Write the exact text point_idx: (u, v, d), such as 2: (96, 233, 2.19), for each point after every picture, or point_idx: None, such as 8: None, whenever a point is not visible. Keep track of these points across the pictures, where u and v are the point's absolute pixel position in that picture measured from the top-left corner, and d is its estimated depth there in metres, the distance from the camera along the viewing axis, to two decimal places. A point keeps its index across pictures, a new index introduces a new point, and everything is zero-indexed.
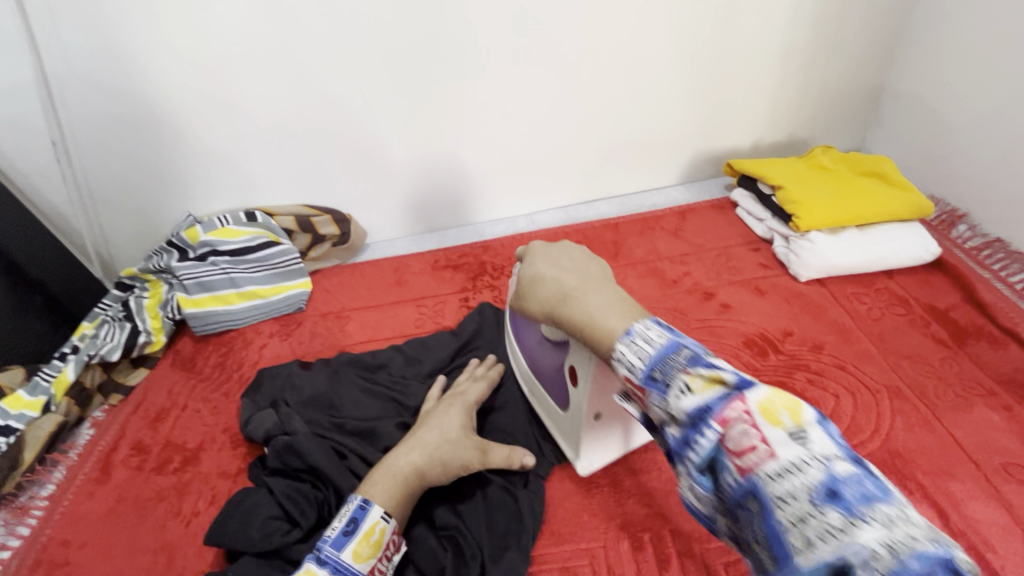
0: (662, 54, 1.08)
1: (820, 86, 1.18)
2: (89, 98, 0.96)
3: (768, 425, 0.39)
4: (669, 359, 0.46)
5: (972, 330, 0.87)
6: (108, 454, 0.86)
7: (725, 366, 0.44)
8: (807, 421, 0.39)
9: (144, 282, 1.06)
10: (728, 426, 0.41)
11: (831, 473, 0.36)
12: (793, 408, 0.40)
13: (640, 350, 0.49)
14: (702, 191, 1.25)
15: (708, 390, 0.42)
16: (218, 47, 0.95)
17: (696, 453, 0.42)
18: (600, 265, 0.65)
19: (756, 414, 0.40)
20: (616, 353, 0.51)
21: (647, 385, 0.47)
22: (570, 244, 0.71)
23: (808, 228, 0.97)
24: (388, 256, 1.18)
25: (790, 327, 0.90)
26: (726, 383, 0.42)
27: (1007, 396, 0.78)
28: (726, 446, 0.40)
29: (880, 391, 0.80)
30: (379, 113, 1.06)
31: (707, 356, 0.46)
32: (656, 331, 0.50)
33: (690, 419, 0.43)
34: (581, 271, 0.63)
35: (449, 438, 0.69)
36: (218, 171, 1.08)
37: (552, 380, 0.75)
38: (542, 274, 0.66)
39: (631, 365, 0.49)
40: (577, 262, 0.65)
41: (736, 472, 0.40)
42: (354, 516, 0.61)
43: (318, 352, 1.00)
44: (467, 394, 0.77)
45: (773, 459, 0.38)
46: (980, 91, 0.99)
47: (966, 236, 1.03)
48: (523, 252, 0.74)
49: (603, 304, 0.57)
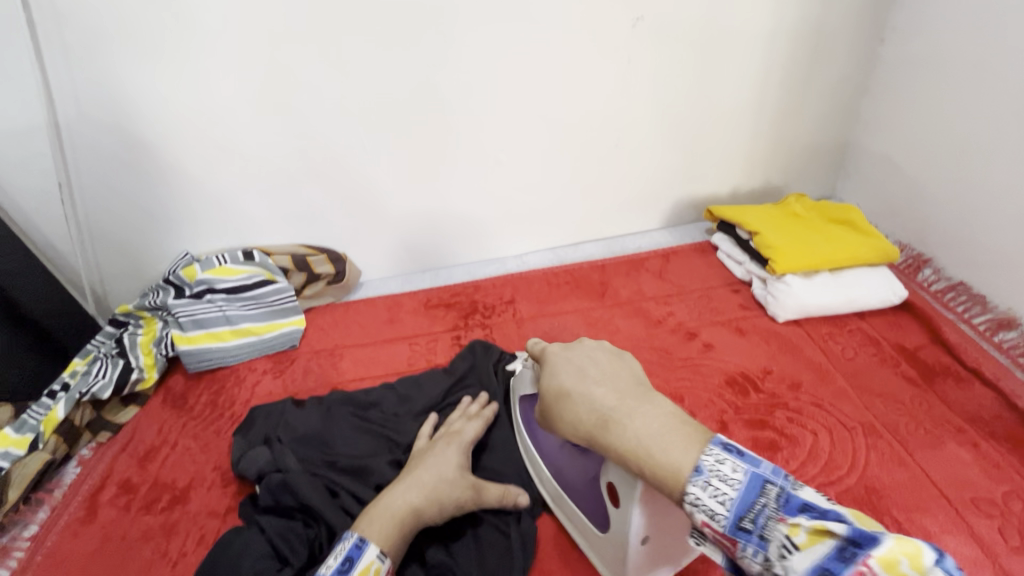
0: (644, 106, 1.15)
1: (794, 137, 1.25)
2: (97, 143, 1.00)
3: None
4: (759, 504, 0.48)
5: (940, 368, 0.91)
6: (95, 493, 0.87)
7: (829, 512, 0.45)
8: (927, 568, 0.41)
9: (138, 319, 1.08)
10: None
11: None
12: (914, 555, 0.42)
13: (721, 495, 0.49)
14: (685, 234, 1.31)
15: (816, 545, 0.43)
16: (224, 97, 1.00)
17: None
18: (631, 370, 0.66)
19: (881, 574, 0.41)
20: (691, 499, 0.50)
21: (739, 537, 0.48)
22: (585, 344, 0.73)
23: (784, 271, 1.01)
24: (381, 295, 1.22)
25: (770, 365, 0.93)
26: (837, 534, 0.43)
27: (975, 432, 0.81)
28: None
29: (856, 429, 0.83)
30: (376, 159, 1.11)
31: (795, 491, 0.48)
32: (727, 464, 0.50)
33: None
34: (613, 387, 0.64)
35: (445, 477, 0.71)
36: (219, 212, 1.12)
37: (585, 497, 0.71)
38: (569, 390, 0.66)
39: (710, 511, 0.49)
40: (606, 370, 0.67)
41: None
42: (349, 555, 0.61)
43: (311, 389, 1.02)
44: (463, 433, 0.79)
45: None
46: (938, 143, 1.06)
47: (932, 279, 1.09)
48: (541, 354, 0.75)
49: (657, 433, 0.56)
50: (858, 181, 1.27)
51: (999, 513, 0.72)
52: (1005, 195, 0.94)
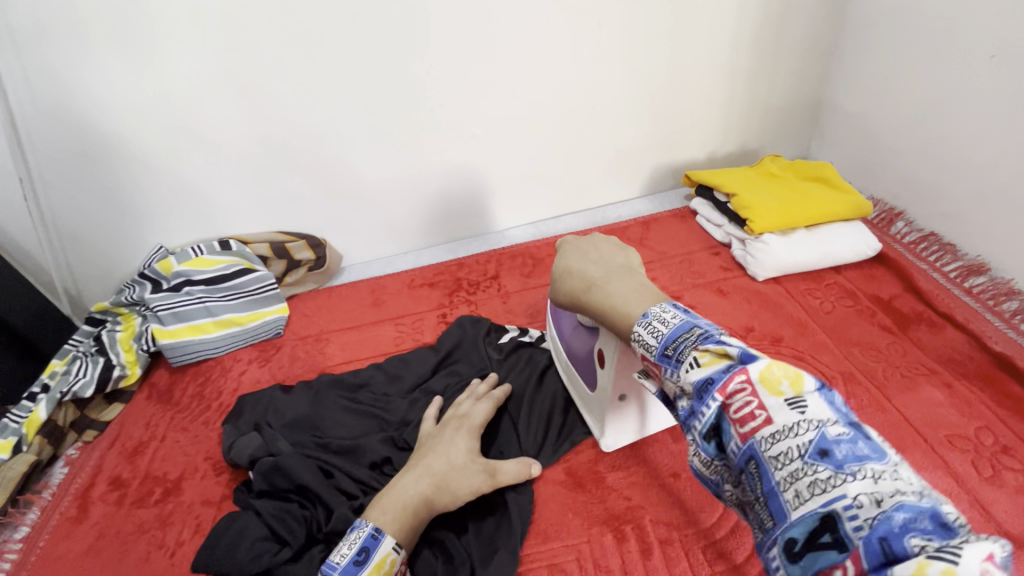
0: (618, 75, 1.14)
1: (767, 98, 1.25)
2: (56, 136, 0.97)
3: (768, 395, 0.41)
4: (682, 337, 0.48)
5: (914, 316, 0.94)
6: (85, 491, 0.86)
7: (732, 341, 0.46)
8: (806, 390, 0.41)
9: (116, 316, 1.06)
10: (731, 395, 0.43)
11: (822, 433, 0.39)
12: (793, 376, 0.42)
13: (655, 332, 0.51)
14: (665, 202, 1.31)
15: (715, 364, 0.44)
16: (184, 82, 0.97)
17: (702, 422, 0.44)
18: (626, 258, 0.68)
19: (755, 384, 0.42)
20: (633, 336, 0.53)
21: (661, 363, 0.49)
22: (598, 237, 0.75)
23: (761, 231, 1.03)
24: (364, 278, 1.21)
25: (751, 323, 0.95)
26: (731, 356, 0.44)
27: (949, 374, 0.84)
28: (730, 413, 0.43)
29: (835, 377, 0.85)
30: (348, 140, 1.09)
31: (718, 334, 0.47)
32: (672, 313, 0.52)
33: (697, 390, 0.45)
34: (605, 263, 0.67)
35: (456, 465, 0.70)
36: (190, 203, 1.10)
37: (582, 361, 0.79)
38: (569, 266, 0.69)
39: (647, 345, 0.51)
40: (604, 253, 0.69)
41: (736, 438, 0.42)
42: (365, 545, 0.62)
43: (298, 375, 1.01)
44: (472, 416, 0.77)
45: (770, 424, 0.41)
46: (907, 97, 1.07)
47: (904, 231, 1.11)
48: (554, 244, 0.76)
49: (627, 292, 0.60)
50: (832, 140, 1.28)
51: (971, 448, 0.75)
52: (972, 143, 0.96)
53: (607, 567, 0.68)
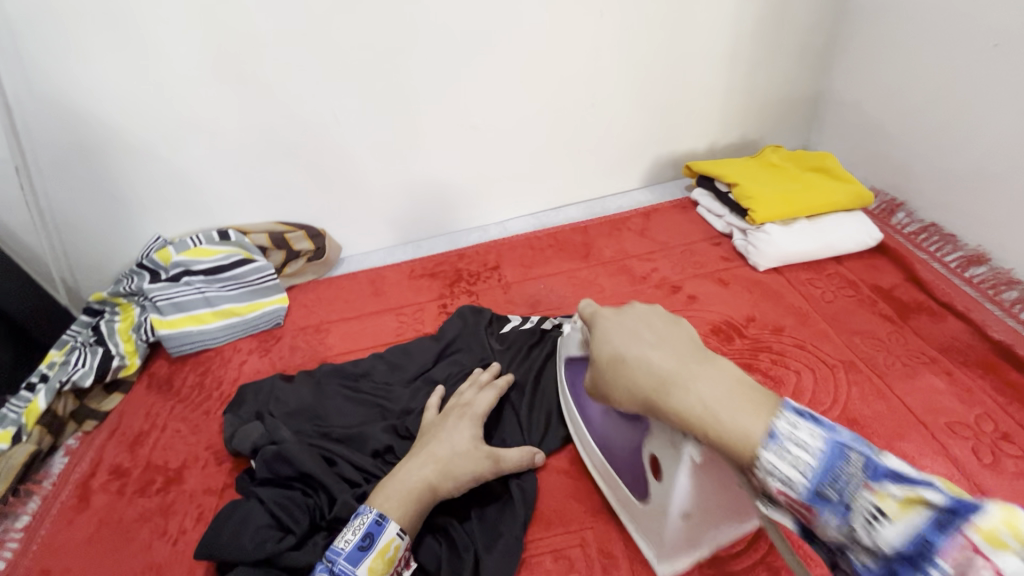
0: (619, 64, 1.13)
1: (768, 89, 1.25)
2: (52, 124, 0.96)
3: (997, 553, 0.35)
4: (839, 470, 0.43)
5: (915, 305, 0.94)
6: (86, 480, 0.86)
7: (910, 472, 0.40)
8: None
9: (114, 306, 1.06)
10: (959, 567, 0.36)
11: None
12: (1013, 523, 0.36)
13: (796, 461, 0.44)
14: (665, 192, 1.31)
15: (908, 515, 0.39)
16: (182, 67, 0.95)
17: None
18: (687, 334, 0.63)
19: (980, 542, 0.36)
20: (763, 464, 0.46)
21: (814, 504, 0.44)
22: (638, 306, 0.71)
23: (762, 221, 1.03)
24: (363, 269, 1.20)
25: (752, 313, 0.95)
26: (931, 504, 0.38)
27: (949, 362, 0.85)
28: None
29: (837, 366, 0.86)
30: (347, 129, 1.08)
31: (879, 457, 0.42)
32: (805, 430, 0.46)
33: (899, 554, 0.39)
34: (670, 348, 0.60)
35: (460, 451, 0.71)
36: (189, 193, 1.09)
37: (625, 464, 0.68)
38: (630, 354, 0.62)
39: (786, 479, 0.45)
40: (661, 333, 0.63)
41: None
42: (370, 532, 0.62)
43: (299, 365, 1.01)
44: (475, 403, 0.77)
45: None
46: (908, 88, 1.07)
47: (904, 222, 1.11)
48: (590, 311, 0.73)
49: (717, 392, 0.52)
50: (832, 131, 1.28)
51: (971, 434, 0.76)
52: (973, 133, 0.96)
53: (611, 553, 0.69)
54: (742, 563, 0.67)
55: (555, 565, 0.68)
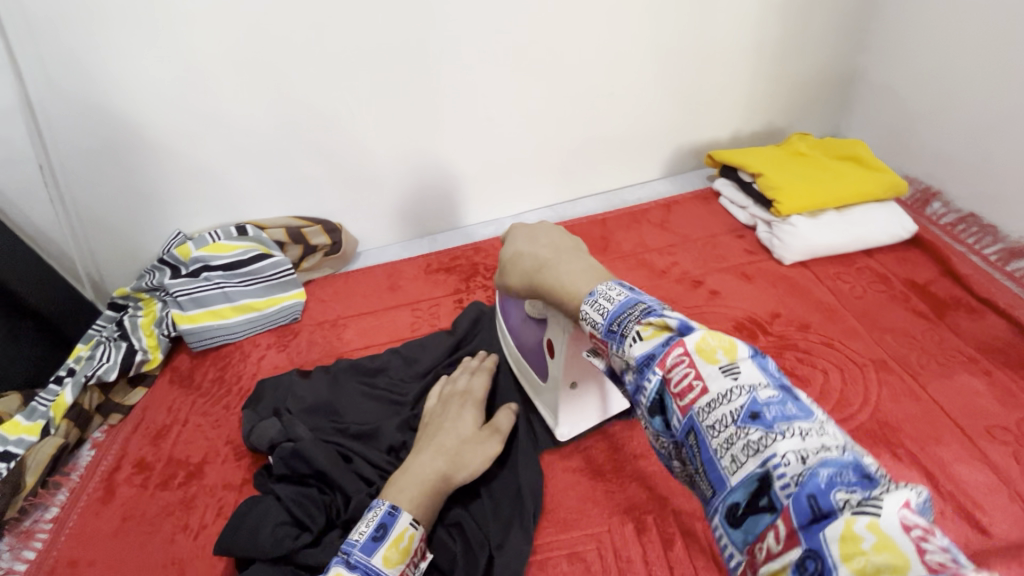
0: (640, 50, 1.10)
1: (796, 74, 1.20)
2: (74, 122, 0.97)
3: (704, 364, 0.41)
4: (626, 313, 0.48)
5: (952, 301, 0.90)
6: (112, 473, 0.88)
7: (674, 313, 0.46)
8: (738, 357, 0.41)
9: (137, 302, 1.07)
10: (670, 367, 0.42)
11: (754, 398, 0.39)
12: (727, 346, 0.42)
13: (602, 309, 0.50)
14: (686, 183, 1.27)
15: (655, 338, 0.45)
16: (199, 63, 0.95)
17: (646, 396, 0.44)
18: (576, 240, 0.67)
19: (694, 355, 0.42)
20: (582, 314, 0.52)
21: (608, 339, 0.49)
22: (549, 224, 0.73)
23: (788, 213, 0.99)
24: (379, 264, 1.20)
25: (777, 309, 0.92)
26: (671, 329, 0.44)
27: (989, 362, 0.81)
28: (671, 386, 0.42)
29: (867, 365, 0.82)
30: (363, 122, 1.07)
31: (662, 308, 0.47)
32: (617, 290, 0.51)
33: (639, 365, 0.45)
34: (554, 244, 0.66)
35: (467, 439, 0.71)
36: (208, 189, 1.09)
37: (533, 351, 0.76)
38: (519, 251, 0.68)
39: (594, 323, 0.51)
40: (553, 238, 0.68)
41: (679, 411, 0.42)
42: (383, 522, 0.61)
43: (316, 360, 1.01)
44: (474, 389, 0.77)
45: (706, 393, 0.40)
46: (947, 70, 1.01)
47: (941, 212, 1.06)
48: (505, 231, 0.76)
49: (575, 272, 0.60)
50: (863, 117, 1.22)
51: (1012, 439, 0.72)
52: (1019, 118, 0.90)
53: (628, 557, 0.67)
54: None
55: (570, 568, 0.67)
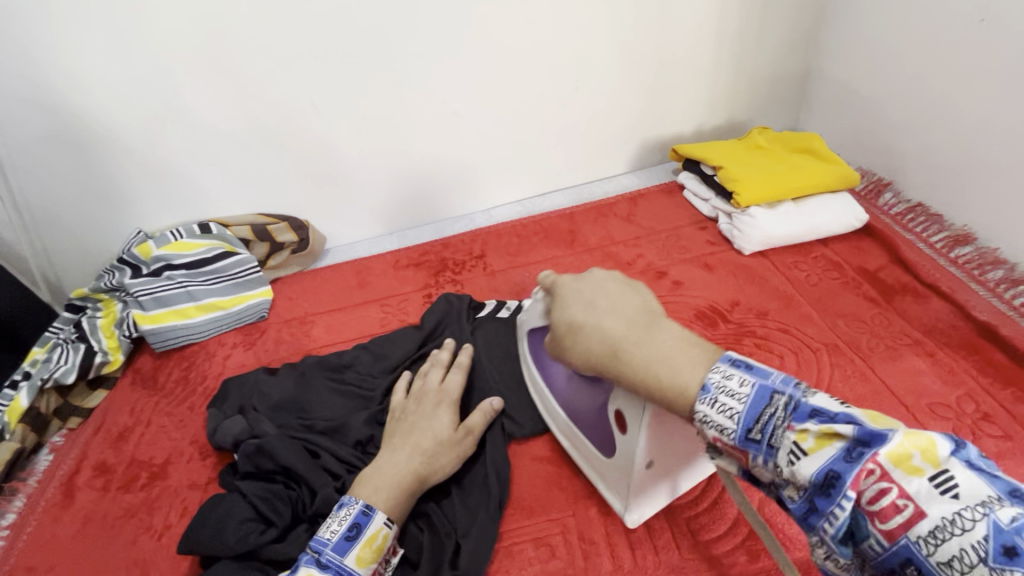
0: (604, 46, 1.11)
1: (756, 69, 1.23)
2: (24, 117, 0.94)
3: (907, 478, 0.39)
4: (766, 415, 0.46)
5: (900, 286, 0.94)
6: (71, 477, 0.86)
7: (829, 409, 0.44)
8: (943, 460, 0.39)
9: (96, 302, 1.05)
10: (861, 487, 0.40)
11: (992, 520, 0.36)
12: (926, 449, 0.39)
13: (726, 410, 0.47)
14: (652, 176, 1.30)
15: (823, 449, 0.43)
16: (156, 56, 0.93)
17: (832, 525, 0.42)
18: (641, 298, 0.63)
19: (887, 467, 0.40)
20: (699, 416, 0.49)
21: (748, 448, 0.46)
22: (597, 274, 0.69)
23: (747, 204, 1.02)
24: (348, 260, 1.19)
25: (737, 297, 0.95)
26: (844, 438, 0.42)
27: (933, 343, 0.85)
28: (867, 509, 0.40)
29: (820, 349, 0.85)
30: (328, 117, 1.06)
31: (806, 399, 0.45)
32: (736, 378, 0.48)
33: (818, 486, 0.42)
34: (623, 313, 0.61)
35: (443, 439, 0.71)
36: (168, 186, 1.07)
37: (592, 425, 0.71)
38: (577, 321, 0.63)
39: (720, 427, 0.47)
40: (614, 298, 0.63)
41: (882, 538, 0.40)
42: (357, 522, 0.61)
43: (283, 358, 1.01)
44: (450, 387, 0.76)
45: (924, 518, 0.38)
46: (896, 66, 1.05)
47: (892, 203, 1.10)
48: (552, 285, 0.71)
49: (661, 356, 0.54)
50: (820, 111, 1.26)
51: (952, 416, 0.76)
52: (962, 110, 0.95)
53: (593, 541, 0.69)
54: (723, 548, 0.67)
55: (536, 553, 0.68)
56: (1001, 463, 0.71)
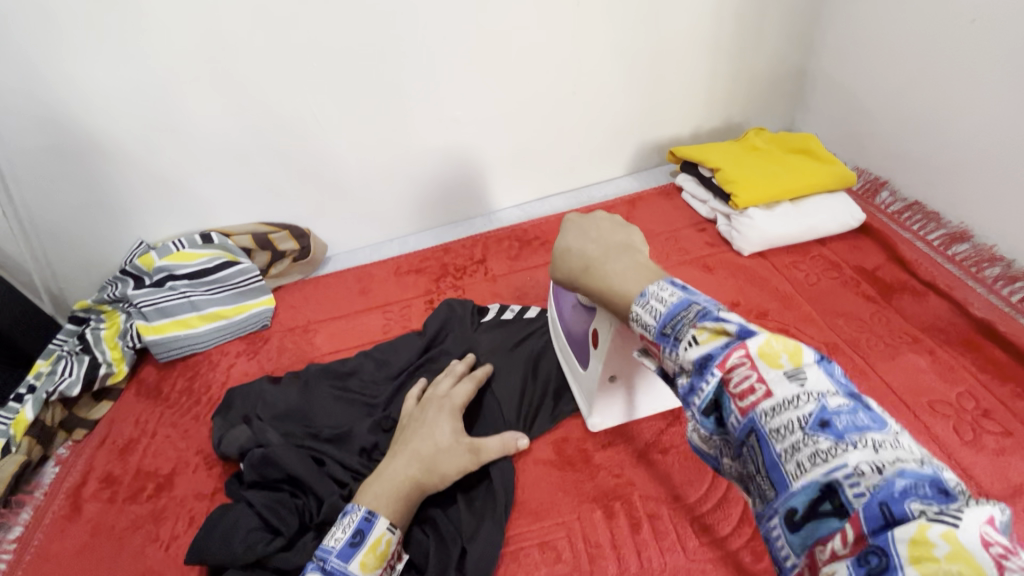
0: (600, 51, 1.12)
1: (752, 71, 1.24)
2: (27, 132, 0.95)
3: (768, 369, 0.39)
4: (680, 315, 0.45)
5: (899, 285, 0.94)
6: (77, 489, 0.86)
7: (733, 317, 0.42)
8: (805, 361, 0.39)
9: (99, 313, 1.05)
10: (731, 371, 0.40)
11: (823, 406, 0.36)
12: (792, 350, 0.39)
13: (652, 310, 0.47)
14: (650, 179, 1.30)
15: (712, 340, 0.42)
16: (156, 71, 0.94)
17: (699, 400, 0.41)
18: (629, 235, 0.61)
19: (756, 358, 0.40)
20: (632, 315, 0.49)
21: (660, 343, 0.45)
22: (604, 213, 0.66)
23: (745, 206, 1.03)
24: (349, 267, 1.20)
25: (736, 298, 0.95)
26: (730, 333, 0.41)
27: (931, 341, 0.85)
28: (730, 390, 0.40)
29: (820, 349, 0.86)
30: (327, 127, 1.07)
31: (719, 310, 0.43)
32: (669, 290, 0.47)
33: (697, 366, 0.42)
34: (605, 240, 0.60)
35: (442, 447, 0.71)
36: (169, 197, 1.08)
37: (578, 341, 0.78)
38: (568, 245, 0.62)
39: (644, 324, 0.47)
40: (604, 232, 0.61)
41: (737, 412, 0.40)
42: (360, 528, 0.62)
43: (286, 366, 1.01)
44: (454, 396, 0.77)
45: (770, 397, 0.38)
46: (889, 67, 1.06)
47: (889, 201, 1.11)
48: (558, 222, 0.69)
49: (626, 270, 0.54)
50: (816, 112, 1.27)
51: (952, 413, 0.76)
52: (955, 109, 0.96)
53: (598, 543, 0.69)
54: (728, 548, 0.67)
55: (541, 556, 0.69)
56: (1001, 459, 0.71)
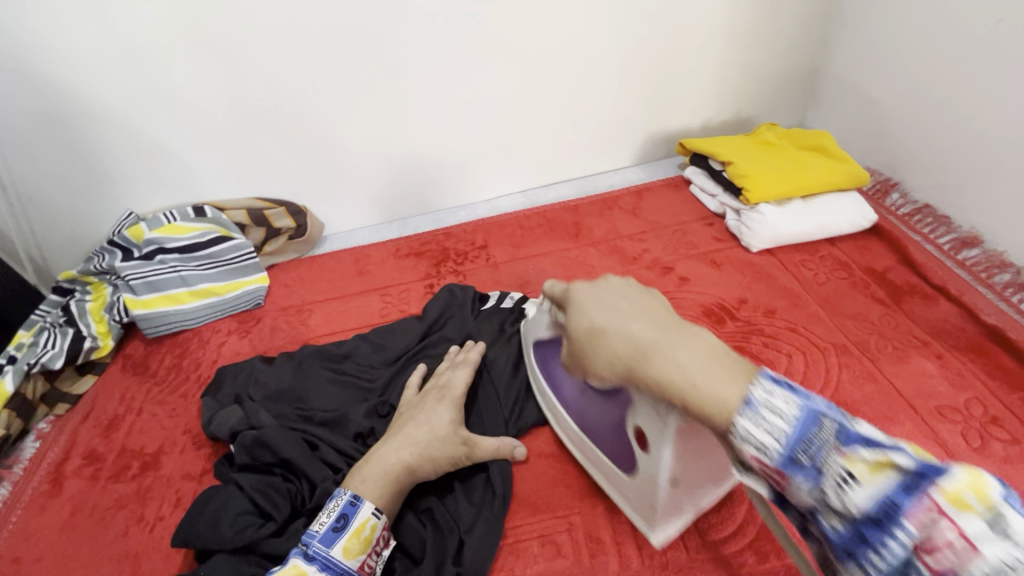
0: (614, 36, 1.09)
1: (766, 63, 1.21)
2: (12, 90, 0.90)
3: (961, 516, 0.34)
4: (811, 435, 0.41)
5: (908, 288, 0.93)
6: (59, 466, 0.83)
7: (882, 438, 0.39)
8: (996, 500, 0.35)
9: (85, 285, 1.01)
10: (922, 526, 0.36)
11: None
12: (977, 487, 0.35)
13: (770, 428, 0.42)
14: (658, 170, 1.28)
15: (878, 478, 0.38)
16: (150, 32, 0.89)
17: (881, 558, 0.38)
18: (662, 305, 0.58)
19: (944, 505, 0.35)
20: (737, 432, 0.44)
21: (787, 469, 0.42)
22: (614, 279, 0.65)
23: (757, 201, 1.01)
24: (347, 248, 1.16)
25: (745, 295, 0.94)
26: (901, 468, 0.37)
27: (941, 346, 0.84)
28: (917, 547, 0.36)
29: (828, 349, 0.85)
30: (329, 99, 1.03)
31: (852, 425, 0.41)
32: (780, 396, 0.44)
33: (870, 517, 0.38)
34: (647, 318, 0.56)
35: (438, 434, 0.69)
36: (162, 166, 1.03)
37: (608, 437, 0.67)
38: (600, 325, 0.58)
39: (760, 445, 0.43)
40: (639, 304, 0.58)
41: (929, 572, 0.36)
42: (344, 513, 0.60)
43: (280, 346, 0.98)
44: (454, 384, 0.75)
45: (977, 557, 0.34)
46: (906, 66, 1.04)
47: (899, 203, 1.10)
48: (563, 297, 0.68)
49: (656, 331, 0.53)
50: (829, 109, 1.25)
51: (960, 418, 0.76)
52: (973, 111, 0.94)
53: (599, 539, 0.68)
54: (733, 548, 0.66)
55: (541, 550, 0.67)
56: (1009, 466, 0.71)
